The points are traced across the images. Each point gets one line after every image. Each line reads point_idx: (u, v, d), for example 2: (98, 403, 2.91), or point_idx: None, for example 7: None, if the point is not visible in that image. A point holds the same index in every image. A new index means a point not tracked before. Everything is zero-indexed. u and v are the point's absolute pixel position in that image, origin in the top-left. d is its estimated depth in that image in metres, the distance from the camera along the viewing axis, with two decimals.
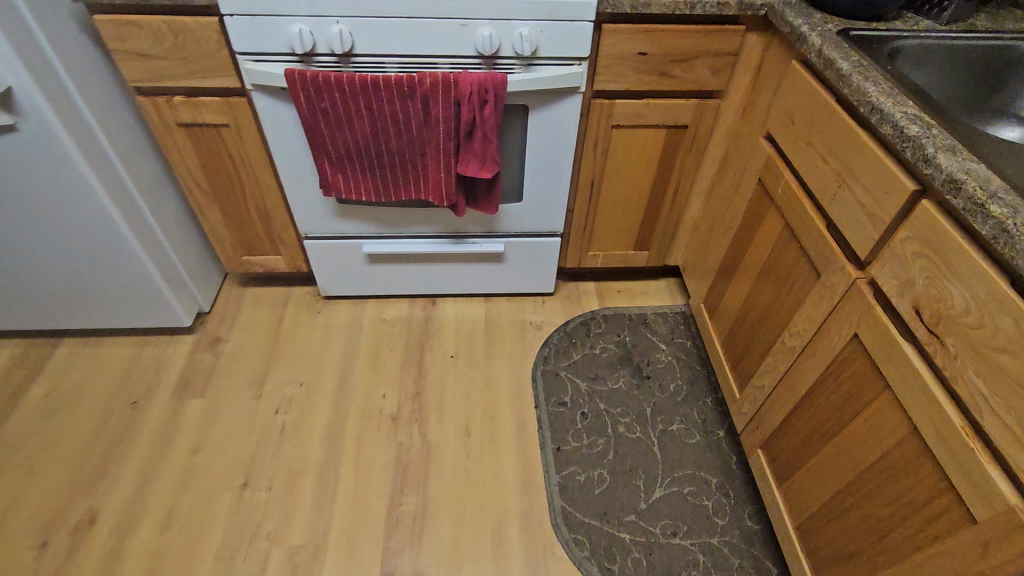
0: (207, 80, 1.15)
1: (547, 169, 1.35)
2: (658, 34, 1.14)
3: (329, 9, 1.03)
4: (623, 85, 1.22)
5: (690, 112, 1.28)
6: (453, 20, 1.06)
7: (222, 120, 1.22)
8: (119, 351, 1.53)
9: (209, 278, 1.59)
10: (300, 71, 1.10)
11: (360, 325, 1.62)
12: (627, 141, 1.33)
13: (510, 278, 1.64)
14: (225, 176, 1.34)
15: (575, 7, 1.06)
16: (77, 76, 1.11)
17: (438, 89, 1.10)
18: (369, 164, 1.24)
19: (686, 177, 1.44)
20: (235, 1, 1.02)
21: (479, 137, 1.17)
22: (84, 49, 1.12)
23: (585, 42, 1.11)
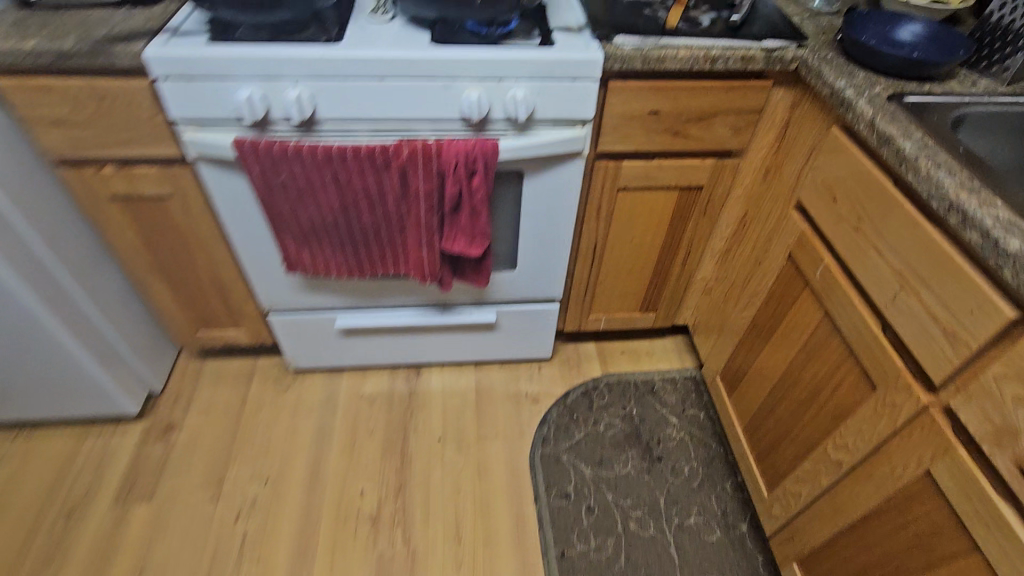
0: (141, 149, 0.97)
1: (545, 236, 1.19)
2: (673, 91, 0.98)
3: (284, 71, 0.86)
4: (632, 146, 1.06)
5: (706, 173, 1.13)
6: (435, 81, 0.89)
7: (163, 192, 1.04)
8: (56, 442, 1.34)
9: (160, 354, 1.41)
10: (251, 141, 0.92)
11: (335, 403, 1.44)
12: (634, 205, 1.18)
13: (503, 345, 1.47)
14: (172, 250, 1.16)
15: (578, 65, 0.90)
16: None
17: (417, 160, 0.94)
18: (338, 240, 1.06)
19: (699, 239, 1.28)
20: (167, 63, 0.84)
21: (466, 212, 1.00)
22: None
23: (590, 104, 0.95)
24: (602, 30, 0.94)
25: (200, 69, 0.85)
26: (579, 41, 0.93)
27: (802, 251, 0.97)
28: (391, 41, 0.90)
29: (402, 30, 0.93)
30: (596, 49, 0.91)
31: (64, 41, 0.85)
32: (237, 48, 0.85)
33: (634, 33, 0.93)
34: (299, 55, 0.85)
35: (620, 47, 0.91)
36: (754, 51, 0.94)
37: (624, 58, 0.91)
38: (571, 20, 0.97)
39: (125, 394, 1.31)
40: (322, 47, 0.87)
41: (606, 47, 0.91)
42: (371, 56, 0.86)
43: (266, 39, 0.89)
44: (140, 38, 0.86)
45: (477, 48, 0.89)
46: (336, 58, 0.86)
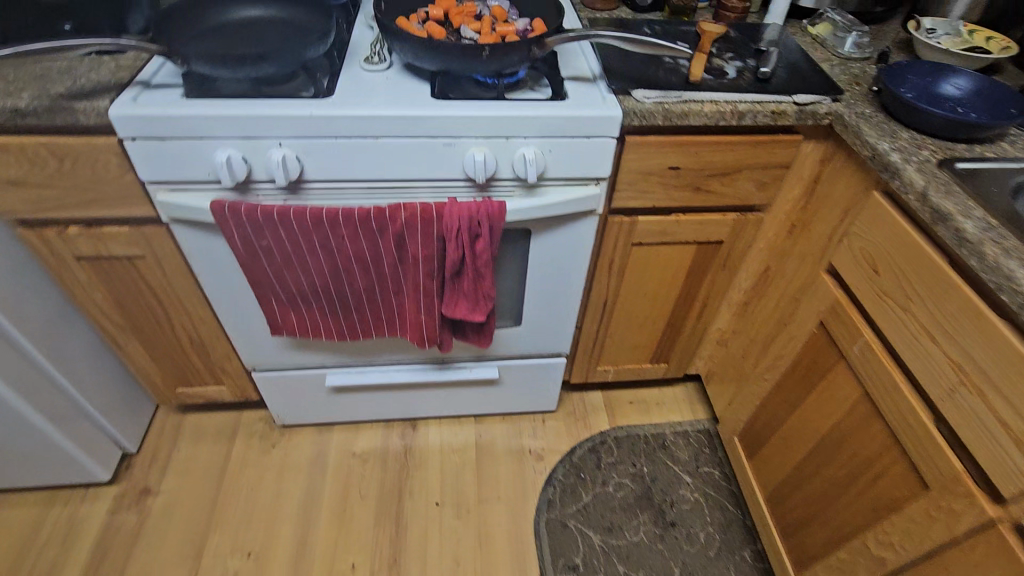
0: (110, 209, 0.88)
1: (553, 293, 1.10)
2: (695, 147, 0.90)
3: (268, 129, 0.77)
4: (649, 201, 0.98)
5: (727, 229, 1.05)
6: (436, 139, 0.81)
7: (134, 253, 0.94)
8: (18, 511, 1.23)
9: (135, 411, 1.31)
10: (231, 204, 0.83)
11: (325, 463, 1.35)
12: (649, 260, 1.09)
13: (505, 399, 1.38)
14: (147, 310, 1.06)
15: (595, 122, 0.82)
16: None
17: (415, 224, 0.85)
18: (328, 303, 0.97)
19: (716, 293, 1.20)
20: (135, 122, 0.75)
21: (469, 276, 0.92)
22: None
23: (607, 162, 0.87)
24: (618, 83, 0.86)
25: (173, 128, 0.76)
26: (594, 94, 0.85)
27: (836, 321, 0.89)
28: (388, 95, 0.82)
29: (399, 81, 0.85)
30: (614, 105, 0.82)
31: (19, 97, 0.75)
32: (216, 105, 0.76)
33: (654, 86, 0.85)
34: (285, 114, 0.76)
35: (640, 101, 0.83)
36: (784, 105, 0.86)
37: (643, 113, 0.83)
38: (585, 71, 0.89)
39: (93, 461, 1.21)
40: (311, 104, 0.78)
41: (625, 101, 0.83)
42: (365, 113, 0.78)
43: (248, 93, 0.80)
44: (107, 93, 0.77)
45: (483, 104, 0.81)
46: (326, 115, 0.77)
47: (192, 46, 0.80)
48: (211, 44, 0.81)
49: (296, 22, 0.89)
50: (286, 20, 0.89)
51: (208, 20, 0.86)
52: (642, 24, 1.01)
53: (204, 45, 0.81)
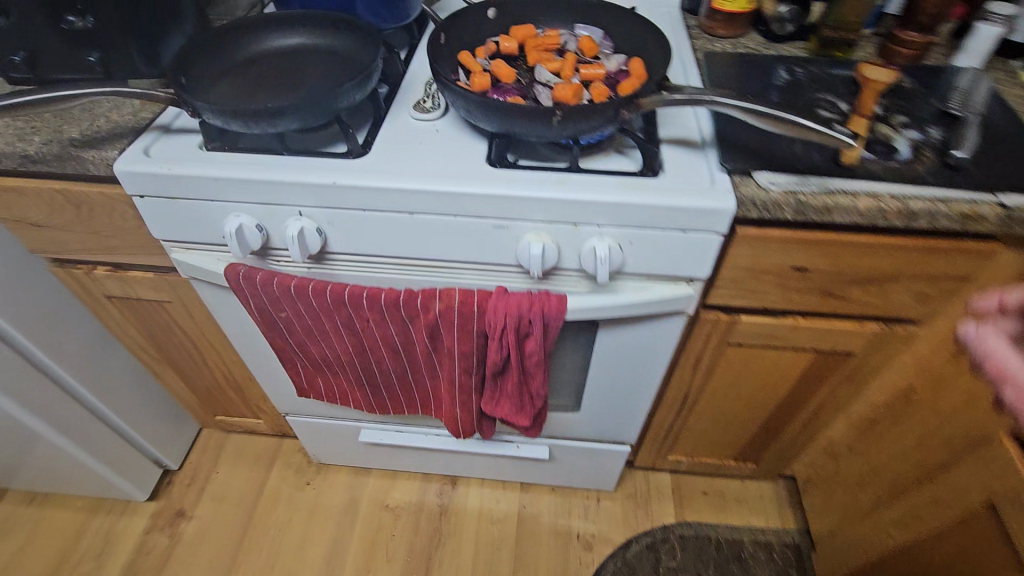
0: (131, 256, 0.79)
1: (620, 386, 0.91)
2: (834, 248, 0.66)
3: (286, 196, 0.64)
4: (758, 301, 0.75)
5: (862, 341, 0.79)
6: (484, 220, 0.64)
7: (162, 297, 0.87)
8: (66, 515, 1.27)
9: (178, 431, 1.28)
10: (247, 271, 0.71)
11: (355, 512, 1.26)
12: (747, 362, 0.87)
13: (556, 473, 1.21)
14: (181, 347, 1.00)
15: (697, 216, 0.61)
16: None
17: (451, 318, 0.69)
18: (355, 376, 0.85)
19: (832, 404, 0.94)
20: (141, 180, 0.65)
21: (514, 376, 0.75)
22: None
23: (708, 261, 0.66)
24: (736, 157, 0.63)
25: (182, 190, 0.65)
26: (701, 174, 0.64)
27: (1014, 511, 0.63)
28: (432, 160, 0.66)
29: (450, 139, 0.69)
30: (727, 193, 0.61)
31: (30, 141, 0.67)
32: (231, 165, 0.64)
33: (788, 165, 0.62)
34: (305, 181, 0.63)
35: (765, 189, 0.61)
36: (983, 206, 0.60)
37: (768, 203, 0.61)
38: (691, 135, 0.69)
39: (129, 482, 1.20)
40: (338, 169, 0.64)
41: (742, 187, 0.61)
42: (399, 187, 0.62)
43: (270, 147, 0.67)
44: (119, 141, 0.67)
45: (549, 180, 0.63)
46: (352, 187, 0.63)
47: (212, 89, 0.68)
48: (235, 86, 0.68)
49: (340, 56, 0.74)
50: (331, 51, 0.75)
51: (241, 52, 0.74)
52: (775, 65, 0.77)
53: (227, 87, 0.68)
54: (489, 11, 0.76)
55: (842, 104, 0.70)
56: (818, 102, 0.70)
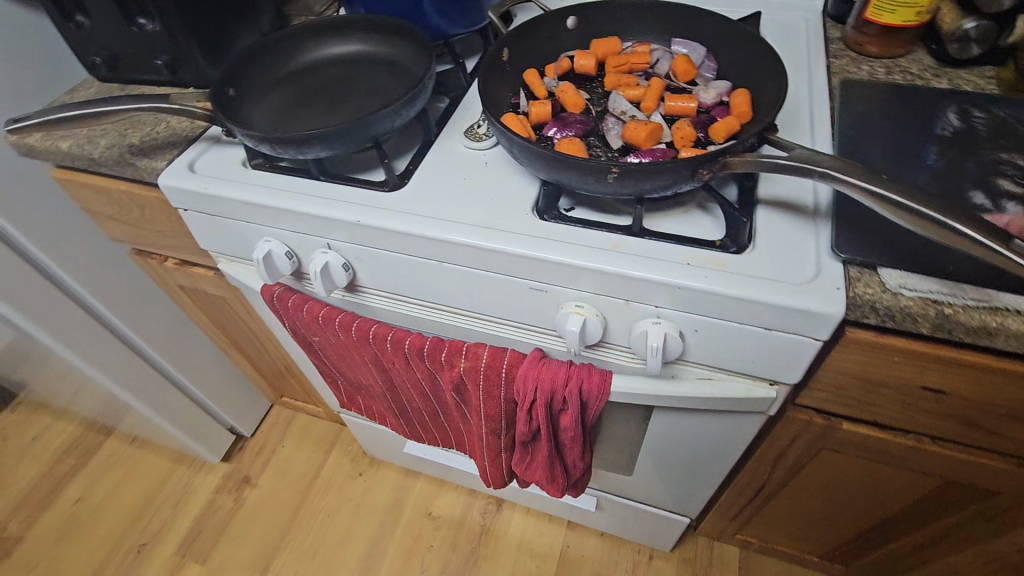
0: (191, 255, 0.80)
1: (680, 464, 0.78)
2: (989, 375, 0.48)
3: (315, 228, 0.60)
4: (868, 413, 0.58)
5: (1015, 483, 0.59)
6: (520, 281, 0.55)
7: (222, 295, 0.88)
8: (157, 461, 1.40)
9: (252, 404, 1.35)
10: (281, 293, 0.68)
11: (399, 514, 1.26)
12: (846, 470, 0.69)
13: (605, 523, 1.11)
14: (246, 336, 1.03)
15: (785, 315, 0.46)
16: (56, 248, 0.84)
17: (477, 379, 0.61)
18: (388, 406, 0.81)
19: (959, 539, 0.73)
20: (184, 196, 0.63)
21: (545, 448, 0.66)
22: (68, 212, 0.84)
23: (798, 366, 0.51)
24: (858, 241, 0.47)
25: (220, 209, 0.63)
26: (804, 257, 0.49)
27: None
28: (474, 202, 0.57)
29: (499, 176, 0.60)
30: (834, 292, 0.46)
31: (97, 144, 0.68)
32: (264, 189, 0.61)
33: (934, 262, 0.45)
34: (332, 215, 0.57)
35: (895, 294, 0.45)
36: None
37: (896, 313, 0.45)
38: (802, 198, 0.53)
39: (204, 445, 1.29)
40: (369, 205, 0.58)
41: (859, 285, 0.46)
42: (428, 232, 0.55)
43: (308, 170, 0.62)
44: (172, 151, 0.66)
45: (601, 245, 0.52)
46: (379, 228, 0.56)
47: (260, 106, 0.65)
48: (284, 103, 0.65)
49: (398, 69, 0.67)
50: (389, 64, 0.68)
51: (300, 61, 0.70)
52: (940, 105, 0.58)
53: (276, 105, 0.65)
54: (569, 20, 0.65)
55: None
56: (1000, 167, 0.51)
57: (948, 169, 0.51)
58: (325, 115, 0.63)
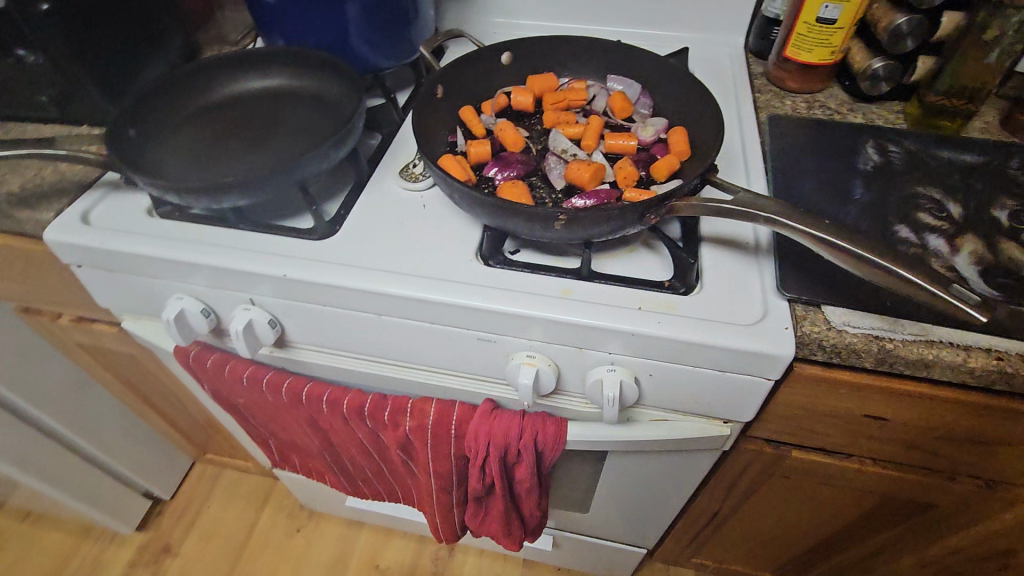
0: (88, 312, 0.71)
1: (637, 499, 0.76)
2: (927, 403, 0.49)
3: (235, 283, 0.54)
4: (815, 441, 0.59)
5: (951, 495, 0.62)
6: (468, 332, 0.51)
7: (130, 351, 0.78)
8: (58, 537, 1.23)
9: (170, 462, 1.22)
10: (198, 353, 0.61)
11: (343, 570, 1.17)
12: (796, 493, 0.70)
13: (562, 559, 1.08)
14: (161, 392, 0.92)
15: (738, 358, 0.46)
16: None
17: (424, 438, 0.57)
18: (327, 465, 0.74)
19: (900, 548, 0.76)
20: (77, 251, 0.56)
21: (499, 502, 0.62)
22: None
23: (751, 405, 0.51)
24: (800, 279, 0.48)
25: (123, 265, 0.56)
26: (751, 296, 0.49)
27: None
28: (414, 251, 0.54)
29: (439, 220, 0.57)
30: (783, 332, 0.46)
31: None
32: (174, 242, 0.54)
33: (873, 298, 0.46)
34: (255, 269, 0.52)
35: (840, 330, 0.45)
36: None
37: (841, 350, 0.45)
38: (743, 235, 0.54)
39: (114, 514, 1.15)
40: (296, 257, 0.53)
41: (806, 324, 0.46)
42: (365, 285, 0.50)
43: (225, 217, 0.56)
44: (59, 200, 0.58)
45: (550, 291, 0.50)
46: (309, 282, 0.51)
47: (168, 146, 0.58)
48: (194, 143, 0.59)
49: (325, 106, 0.63)
50: (315, 100, 0.64)
51: (214, 96, 0.64)
52: (860, 140, 0.60)
53: (186, 144, 0.59)
54: (503, 55, 0.63)
55: (953, 207, 0.52)
56: (919, 201, 0.53)
57: (874, 203, 0.53)
58: (244, 157, 0.58)
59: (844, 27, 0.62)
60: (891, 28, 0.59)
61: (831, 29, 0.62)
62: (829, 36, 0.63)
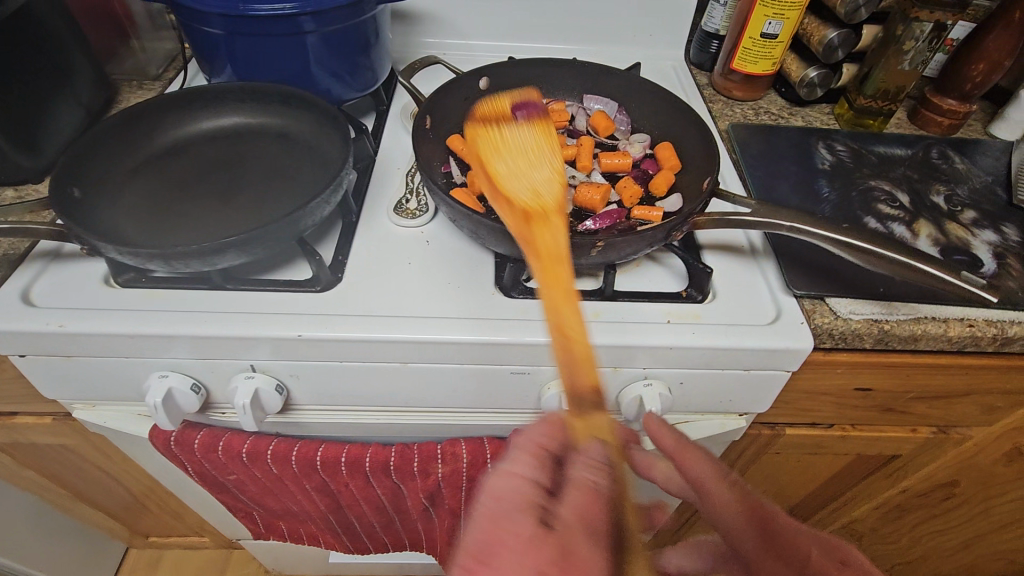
0: (14, 405, 0.59)
1: None
2: (909, 370, 0.56)
3: (235, 352, 0.48)
4: (809, 418, 0.64)
5: (913, 446, 0.70)
6: (501, 368, 0.50)
7: (64, 444, 0.66)
8: None
9: (98, 556, 1.05)
10: (181, 435, 0.54)
11: None
12: (783, 468, 0.75)
13: None
14: (96, 483, 0.79)
15: (764, 357, 0.50)
16: None
17: (459, 482, 0.56)
18: (327, 528, 0.69)
19: (862, 500, 0.85)
20: (19, 339, 0.46)
21: None
22: None
23: (770, 396, 0.55)
24: (802, 276, 0.53)
25: (85, 348, 0.47)
26: (762, 297, 0.53)
27: None
28: (429, 291, 0.51)
29: (447, 256, 0.55)
30: (800, 327, 0.50)
31: None
32: (151, 313, 0.47)
33: (864, 287, 0.52)
34: (260, 333, 0.47)
35: (846, 318, 0.50)
36: None
37: (847, 335, 0.50)
38: (737, 241, 0.58)
39: None
40: (304, 312, 0.48)
41: (817, 316, 0.51)
42: (389, 335, 0.47)
43: (207, 277, 0.50)
44: None
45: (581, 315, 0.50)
46: (327, 340, 0.47)
47: (123, 205, 0.51)
48: (154, 198, 0.52)
49: (295, 143, 0.58)
50: (281, 137, 0.59)
51: (161, 142, 0.57)
52: (811, 142, 0.67)
53: (144, 201, 0.52)
54: (481, 80, 0.63)
55: (902, 196, 0.60)
56: (874, 194, 0.60)
57: (840, 199, 0.60)
58: (218, 208, 0.52)
59: (782, 41, 0.69)
60: (824, 41, 0.68)
61: (772, 43, 0.69)
62: (771, 49, 0.69)
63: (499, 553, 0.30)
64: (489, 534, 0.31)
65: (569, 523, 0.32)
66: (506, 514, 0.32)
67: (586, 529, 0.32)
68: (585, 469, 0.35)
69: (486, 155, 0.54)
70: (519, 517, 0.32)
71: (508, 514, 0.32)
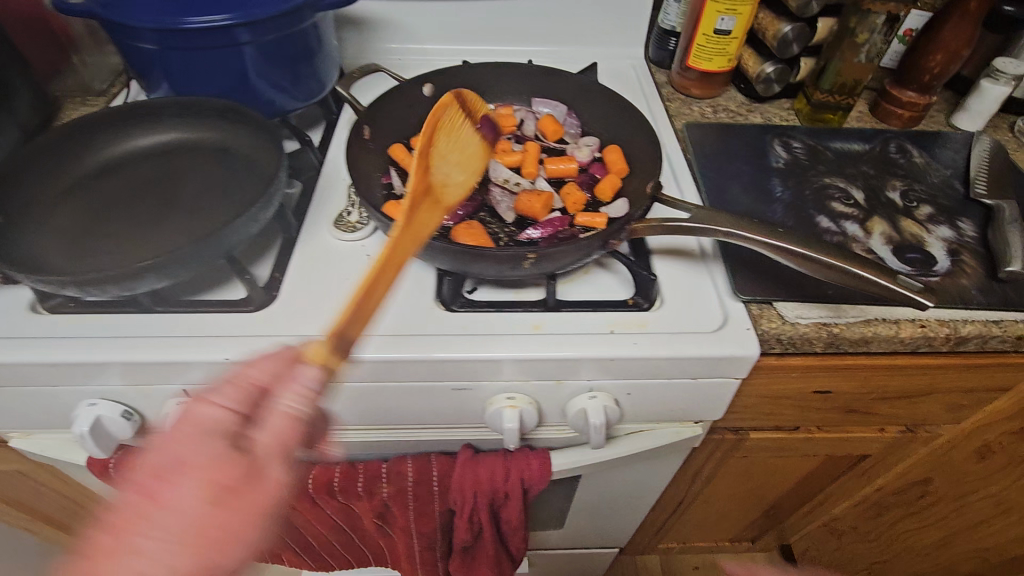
0: None
1: (613, 506, 0.77)
2: (866, 372, 0.55)
3: (163, 377, 0.47)
4: (771, 422, 0.63)
5: (881, 446, 0.69)
6: (438, 384, 0.49)
7: (14, 469, 0.65)
8: None
9: None
10: (120, 461, 0.53)
11: None
12: (752, 471, 0.74)
13: None
14: (57, 505, 0.78)
15: (711, 365, 0.48)
16: None
17: (405, 501, 0.55)
18: (286, 547, 0.68)
19: (836, 499, 0.84)
20: None
21: (488, 548, 0.60)
22: None
23: (723, 403, 0.54)
24: (750, 280, 0.51)
25: (7, 376, 0.46)
26: (710, 303, 0.51)
27: None
28: None
29: None
30: (747, 334, 0.48)
31: None
32: (74, 340, 0.46)
33: (813, 290, 0.51)
34: (185, 358, 0.45)
35: (794, 323, 0.49)
36: None
37: (796, 340, 0.49)
38: (687, 245, 0.56)
39: None
40: (233, 334, 0.47)
41: (765, 321, 0.49)
42: None
43: (136, 301, 0.49)
44: None
45: (522, 328, 0.49)
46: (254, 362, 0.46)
47: (50, 229, 0.50)
48: (83, 221, 0.51)
49: (232, 158, 0.57)
50: (219, 152, 0.57)
51: (95, 161, 0.56)
52: (768, 140, 0.66)
53: (72, 224, 0.50)
54: (424, 87, 0.62)
55: (857, 194, 0.59)
56: (829, 192, 0.59)
57: (793, 199, 0.58)
58: (148, 229, 0.50)
59: (737, 37, 0.67)
60: (779, 36, 0.66)
61: (727, 39, 0.67)
62: (725, 45, 0.68)
63: (180, 469, 0.30)
64: (175, 455, 0.31)
65: (261, 448, 0.33)
66: (192, 445, 0.31)
67: (281, 451, 0.33)
68: (291, 399, 0.34)
69: (437, 127, 0.46)
70: (209, 441, 0.32)
71: (198, 436, 0.32)
